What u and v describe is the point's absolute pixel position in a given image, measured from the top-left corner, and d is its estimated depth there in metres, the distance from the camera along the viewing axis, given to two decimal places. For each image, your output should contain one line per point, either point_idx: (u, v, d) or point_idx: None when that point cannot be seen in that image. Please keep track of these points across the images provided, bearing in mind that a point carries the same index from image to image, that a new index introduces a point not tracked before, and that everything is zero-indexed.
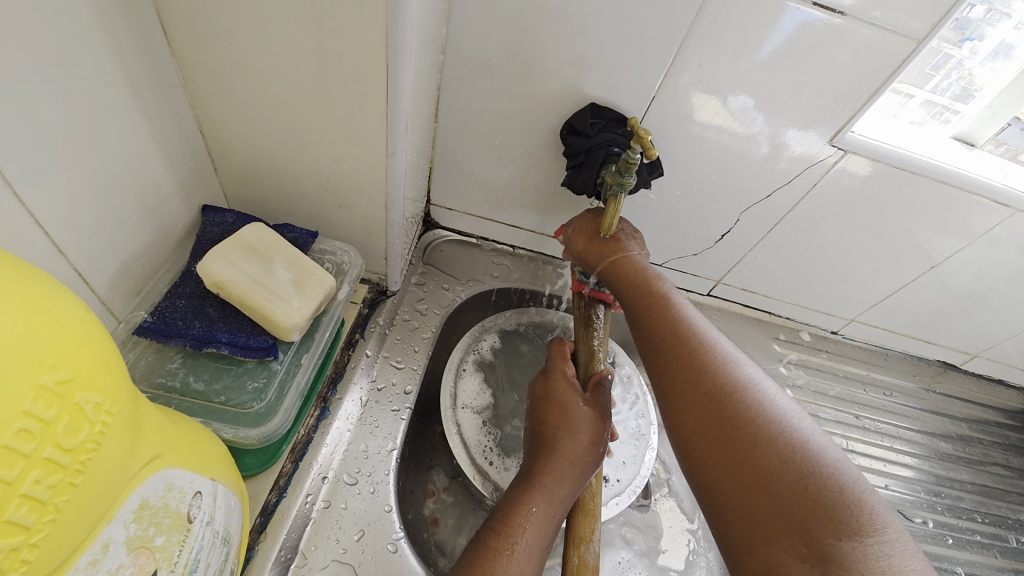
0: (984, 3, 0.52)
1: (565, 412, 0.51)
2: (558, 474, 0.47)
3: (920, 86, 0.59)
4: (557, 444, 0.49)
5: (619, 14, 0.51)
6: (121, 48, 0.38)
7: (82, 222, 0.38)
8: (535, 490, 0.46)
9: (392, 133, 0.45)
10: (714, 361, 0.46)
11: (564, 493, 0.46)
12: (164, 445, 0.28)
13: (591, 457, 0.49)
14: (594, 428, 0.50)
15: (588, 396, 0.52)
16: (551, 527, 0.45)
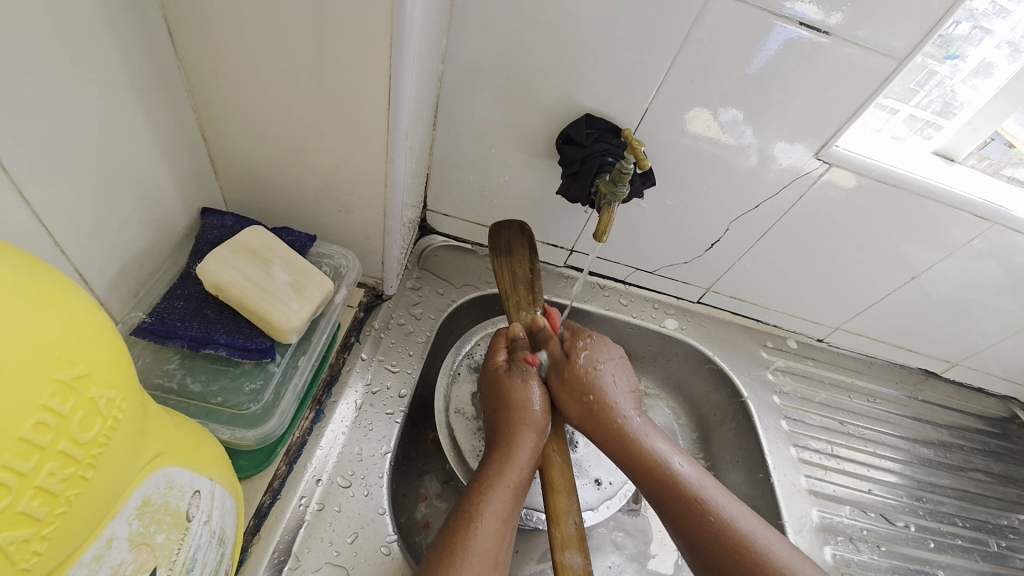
0: (970, 21, 0.55)
1: (500, 395, 0.56)
2: (505, 450, 0.51)
3: (905, 101, 0.62)
4: (498, 429, 0.53)
5: (614, 28, 0.52)
6: (127, 52, 0.38)
7: (84, 222, 0.38)
8: (489, 466, 0.50)
9: (392, 140, 0.46)
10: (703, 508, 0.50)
11: (518, 462, 0.50)
12: (167, 443, 0.29)
13: (534, 422, 0.53)
14: (529, 397, 0.55)
15: (517, 371, 0.58)
16: (518, 495, 0.48)
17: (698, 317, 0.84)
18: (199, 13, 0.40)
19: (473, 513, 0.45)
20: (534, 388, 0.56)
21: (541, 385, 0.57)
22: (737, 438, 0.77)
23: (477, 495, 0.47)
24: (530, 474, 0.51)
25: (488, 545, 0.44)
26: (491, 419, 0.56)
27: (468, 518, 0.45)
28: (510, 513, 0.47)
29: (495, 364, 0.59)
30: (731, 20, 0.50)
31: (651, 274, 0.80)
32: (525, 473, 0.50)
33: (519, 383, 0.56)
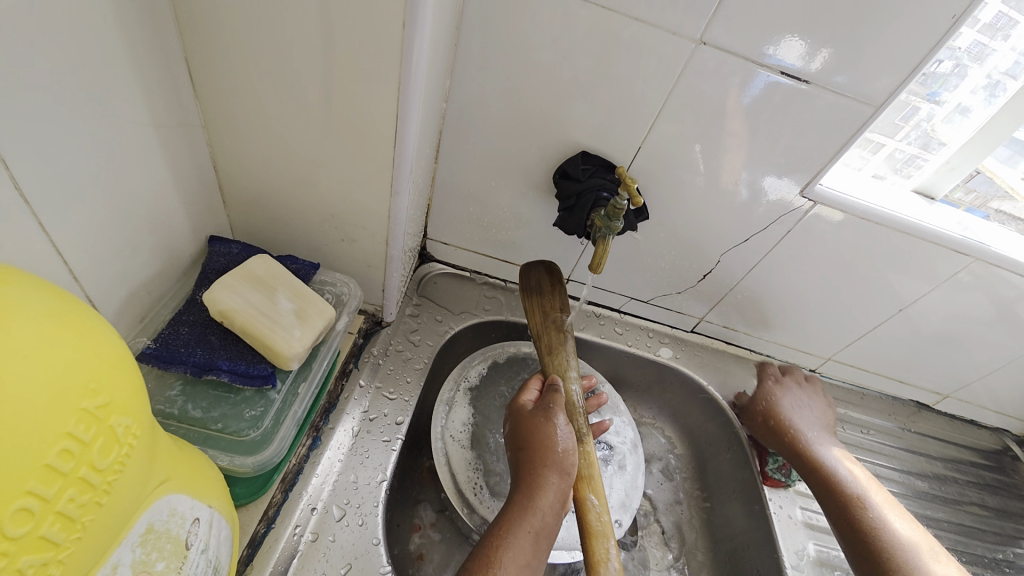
0: (952, 59, 0.59)
1: (524, 433, 0.55)
2: (527, 492, 0.49)
3: (891, 136, 0.66)
4: (521, 469, 0.52)
5: (609, 74, 0.56)
6: (149, 91, 0.41)
7: (97, 249, 0.39)
8: (510, 509, 0.48)
9: (397, 174, 0.48)
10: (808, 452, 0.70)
11: (541, 507, 0.48)
12: (171, 470, 0.29)
13: (558, 461, 0.51)
14: (553, 436, 0.53)
15: (541, 408, 0.56)
16: (538, 540, 0.47)
17: (692, 346, 0.85)
18: (220, 56, 0.42)
19: (492, 558, 0.45)
20: (558, 425, 0.54)
21: (564, 420, 0.55)
22: (733, 470, 0.76)
23: (496, 540, 0.46)
24: (554, 519, 0.49)
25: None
26: (516, 458, 0.54)
27: (486, 564, 0.44)
28: (529, 560, 0.46)
29: (523, 402, 0.58)
30: (718, 68, 0.54)
31: (646, 304, 0.81)
32: (548, 519, 0.48)
33: (545, 421, 0.55)
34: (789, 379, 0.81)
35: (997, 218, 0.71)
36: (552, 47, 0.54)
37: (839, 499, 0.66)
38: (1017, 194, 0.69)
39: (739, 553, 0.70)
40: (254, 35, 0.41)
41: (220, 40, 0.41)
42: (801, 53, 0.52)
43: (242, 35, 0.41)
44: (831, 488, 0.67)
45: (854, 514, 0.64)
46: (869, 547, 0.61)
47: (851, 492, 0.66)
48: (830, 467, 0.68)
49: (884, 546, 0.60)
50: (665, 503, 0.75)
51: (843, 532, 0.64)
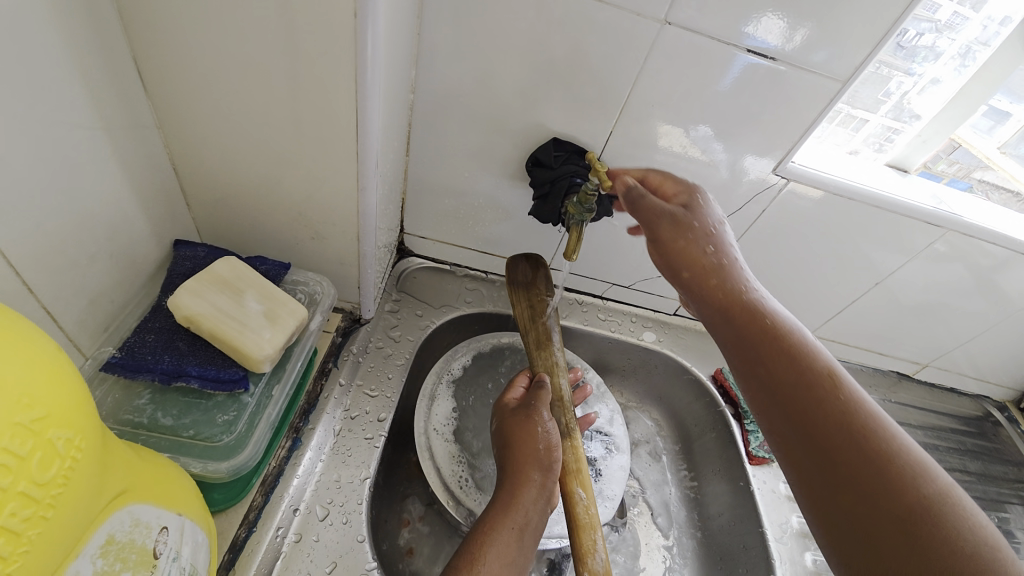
0: (933, 32, 0.58)
1: (506, 432, 0.54)
2: (511, 489, 0.49)
3: (873, 112, 0.66)
4: (505, 467, 0.51)
5: (576, 57, 0.55)
6: (96, 93, 0.39)
7: (53, 260, 0.38)
8: (491, 507, 0.47)
9: (362, 169, 0.48)
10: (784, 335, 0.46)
11: (524, 503, 0.48)
12: (131, 480, 0.29)
13: (542, 456, 0.51)
14: (536, 432, 0.53)
15: (523, 406, 0.56)
16: (521, 537, 0.46)
17: (676, 329, 0.85)
18: (169, 54, 0.41)
19: (472, 555, 0.43)
20: (542, 421, 0.53)
21: (548, 416, 0.54)
22: (718, 448, 0.76)
23: (476, 536, 0.45)
24: (538, 515, 0.48)
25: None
26: (500, 458, 0.54)
27: (467, 562, 0.43)
28: (515, 558, 0.45)
29: (507, 401, 0.58)
30: (685, 47, 0.53)
31: (628, 289, 0.81)
32: (532, 515, 0.48)
33: (527, 417, 0.54)
34: (717, 214, 0.55)
35: (981, 189, 0.72)
36: (517, 32, 0.53)
37: (794, 365, 0.45)
38: (993, 163, 0.70)
39: (726, 530, 0.71)
40: (203, 31, 0.39)
41: (167, 38, 0.40)
42: (779, 32, 0.52)
43: (191, 31, 0.39)
44: (763, 364, 0.46)
45: (815, 388, 0.43)
46: (838, 439, 0.41)
47: (818, 364, 0.45)
48: (778, 326, 0.47)
49: (862, 425, 0.41)
50: (652, 484, 0.76)
51: (786, 422, 0.43)
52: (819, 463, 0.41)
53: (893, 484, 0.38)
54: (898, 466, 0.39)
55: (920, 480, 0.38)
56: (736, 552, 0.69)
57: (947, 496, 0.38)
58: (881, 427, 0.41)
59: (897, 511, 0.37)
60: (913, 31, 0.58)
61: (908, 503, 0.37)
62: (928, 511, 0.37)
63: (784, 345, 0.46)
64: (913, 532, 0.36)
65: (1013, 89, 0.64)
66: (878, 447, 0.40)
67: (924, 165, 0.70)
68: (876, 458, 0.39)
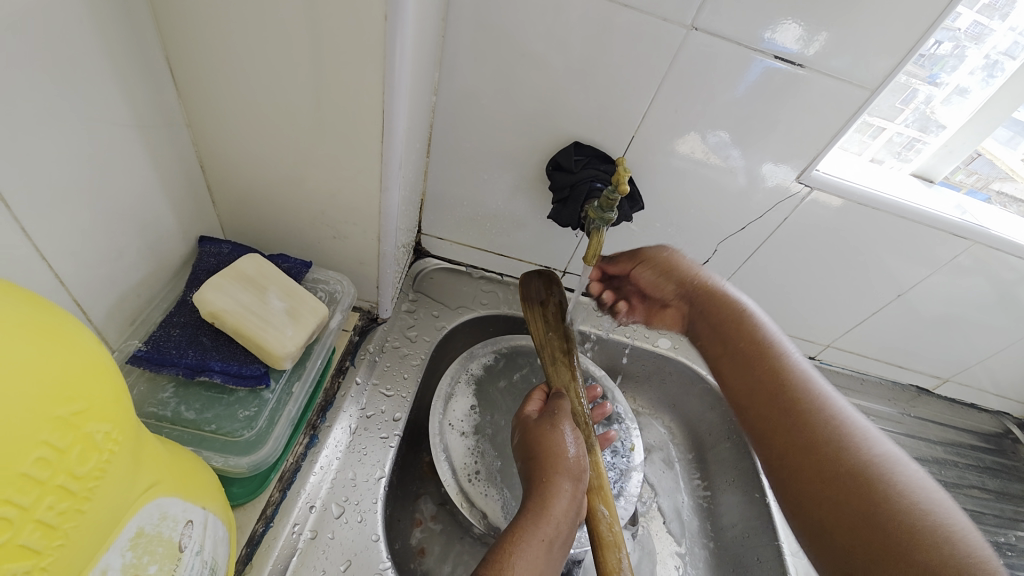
0: (953, 40, 0.58)
1: (530, 443, 0.54)
2: (540, 500, 0.48)
3: (891, 120, 0.65)
4: (531, 478, 0.51)
5: (600, 61, 0.55)
6: (128, 90, 0.40)
7: (83, 253, 0.39)
8: (518, 518, 0.47)
9: (385, 170, 0.48)
10: (750, 333, 0.58)
11: (553, 514, 0.47)
12: (160, 474, 0.29)
13: (570, 465, 0.51)
14: (563, 444, 0.52)
15: (545, 416, 0.56)
16: (550, 547, 0.45)
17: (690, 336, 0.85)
18: (199, 53, 0.42)
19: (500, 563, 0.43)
20: (567, 433, 0.53)
21: (571, 427, 0.54)
22: (734, 458, 0.75)
23: (504, 546, 0.44)
24: (568, 528, 0.48)
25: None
26: (525, 470, 0.53)
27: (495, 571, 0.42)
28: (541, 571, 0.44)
29: (526, 414, 0.58)
30: (710, 53, 0.53)
31: None
32: (562, 527, 0.47)
33: (550, 429, 0.54)
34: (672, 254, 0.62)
35: (999, 200, 0.70)
36: (542, 35, 0.53)
37: (757, 358, 0.57)
38: (1017, 175, 0.68)
39: (739, 541, 0.70)
40: (232, 30, 0.40)
41: (200, 39, 0.41)
42: (797, 37, 0.51)
43: (224, 31, 0.40)
44: (742, 363, 0.58)
45: (771, 376, 0.56)
46: (789, 425, 0.52)
47: (779, 356, 0.56)
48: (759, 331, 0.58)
49: (815, 413, 0.52)
50: (666, 490, 0.75)
51: (751, 414, 0.56)
52: (773, 450, 0.53)
53: (833, 458, 0.49)
54: (839, 445, 0.49)
55: (855, 455, 0.48)
56: (750, 564, 0.68)
57: (887, 463, 0.47)
58: (835, 411, 0.52)
59: (833, 469, 0.48)
60: (936, 39, 0.57)
61: (838, 473, 0.48)
62: (857, 477, 0.47)
63: (762, 345, 0.57)
64: (846, 499, 0.46)
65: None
66: (821, 432, 0.50)
67: (946, 175, 0.68)
68: (816, 439, 0.50)
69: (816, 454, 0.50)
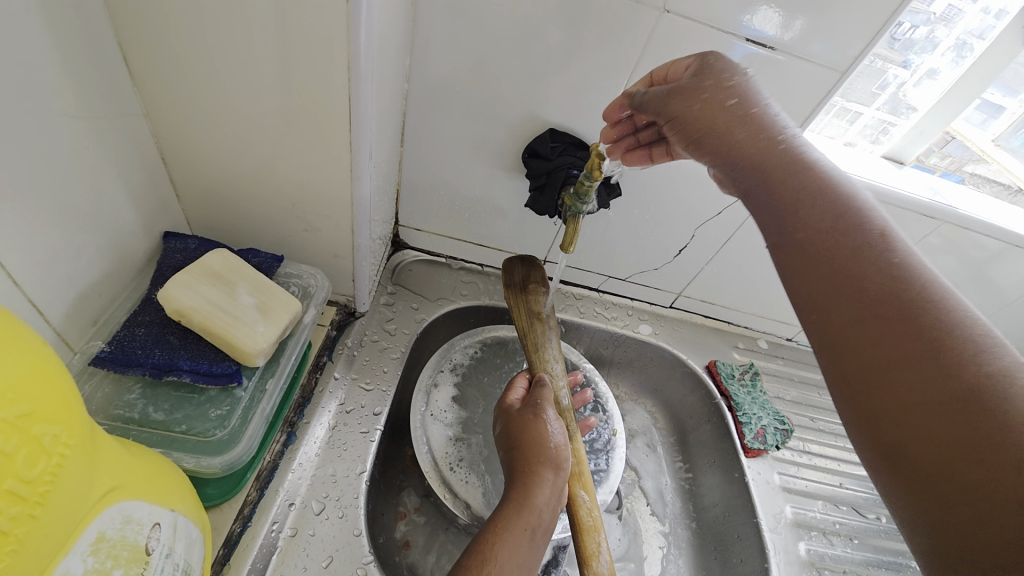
0: (927, 24, 0.58)
1: (512, 432, 0.54)
2: (523, 489, 0.48)
3: (867, 104, 0.66)
4: (513, 467, 0.51)
5: (574, 46, 0.54)
6: (80, 79, 0.38)
7: (39, 253, 0.37)
8: (501, 507, 0.47)
9: (356, 159, 0.47)
10: (810, 196, 0.40)
11: (537, 503, 0.47)
12: (122, 477, 0.28)
13: (553, 453, 0.51)
14: (546, 432, 0.53)
15: (528, 404, 0.56)
16: (533, 535, 0.46)
17: (671, 322, 0.85)
18: (154, 39, 0.40)
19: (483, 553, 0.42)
20: (550, 421, 0.54)
21: (554, 416, 0.55)
22: (714, 440, 0.77)
23: (487, 536, 0.44)
24: (549, 517, 0.48)
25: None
26: (507, 459, 0.53)
27: (478, 561, 0.42)
28: (524, 559, 0.44)
29: (508, 403, 0.58)
30: (683, 37, 0.53)
31: (624, 282, 0.81)
32: (544, 516, 0.47)
33: (533, 418, 0.54)
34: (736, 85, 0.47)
35: (972, 181, 0.72)
36: (514, 19, 0.52)
37: (834, 230, 0.38)
38: (988, 156, 0.70)
39: (721, 520, 0.71)
40: (187, 13, 0.38)
41: (154, 23, 0.39)
42: (777, 21, 0.51)
43: (179, 14, 0.38)
44: (799, 239, 0.40)
45: (860, 255, 0.37)
46: (886, 309, 0.35)
47: (862, 219, 0.39)
48: (818, 183, 0.41)
49: (917, 296, 0.35)
50: (649, 473, 0.77)
51: (837, 291, 0.37)
52: (877, 343, 0.35)
53: (942, 358, 0.32)
54: (956, 337, 0.33)
55: (983, 359, 0.31)
56: (731, 542, 0.69)
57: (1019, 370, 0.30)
58: (947, 305, 0.34)
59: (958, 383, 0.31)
60: (908, 23, 0.57)
61: (952, 380, 0.31)
62: (979, 387, 0.31)
63: (829, 201, 0.40)
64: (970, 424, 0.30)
65: (1008, 84, 0.64)
66: (932, 320, 0.33)
67: (918, 157, 0.70)
68: (929, 328, 0.33)
69: (937, 367, 0.32)
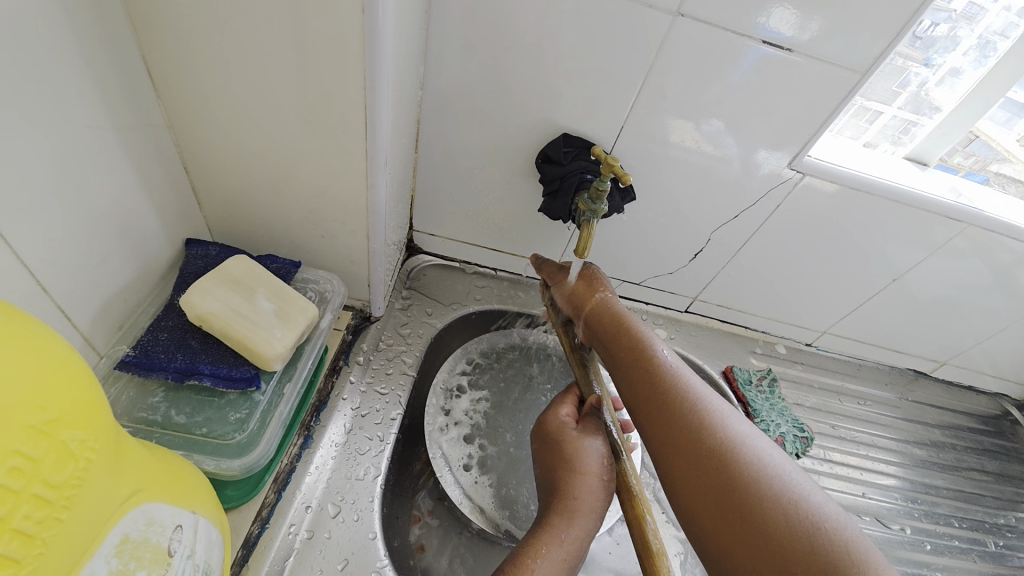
0: (948, 22, 0.57)
1: (562, 453, 0.52)
2: (567, 517, 0.47)
3: (888, 104, 0.64)
4: (559, 489, 0.49)
5: (587, 51, 0.54)
6: (106, 91, 0.39)
7: (66, 260, 0.39)
8: (545, 535, 0.46)
9: (371, 166, 0.47)
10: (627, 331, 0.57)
11: (575, 535, 0.46)
12: (145, 479, 0.29)
13: (601, 493, 0.49)
14: (599, 467, 0.50)
15: (585, 431, 0.53)
16: (568, 569, 0.45)
17: (686, 327, 0.84)
18: (177, 54, 0.41)
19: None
20: (601, 452, 0.51)
21: (605, 446, 0.52)
22: None
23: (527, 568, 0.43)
24: (585, 549, 0.47)
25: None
26: (551, 479, 0.51)
27: None
28: None
29: (558, 419, 0.55)
30: (698, 40, 0.52)
31: (638, 286, 0.81)
32: (582, 547, 0.47)
33: (583, 445, 0.52)
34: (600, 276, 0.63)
35: (999, 181, 0.70)
36: (528, 25, 0.53)
37: (641, 356, 0.54)
38: (1014, 156, 0.68)
39: None
40: (209, 27, 0.39)
41: (178, 39, 0.40)
42: (795, 23, 0.51)
43: (201, 29, 0.39)
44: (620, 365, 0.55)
45: (652, 372, 0.52)
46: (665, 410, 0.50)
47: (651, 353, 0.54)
48: (624, 328, 0.57)
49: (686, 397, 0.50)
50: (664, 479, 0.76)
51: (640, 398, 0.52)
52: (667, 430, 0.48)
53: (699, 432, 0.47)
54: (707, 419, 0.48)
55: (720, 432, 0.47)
56: None
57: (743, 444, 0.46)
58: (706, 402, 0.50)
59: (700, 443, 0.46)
60: (930, 21, 0.56)
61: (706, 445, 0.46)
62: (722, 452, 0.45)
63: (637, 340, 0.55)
64: (712, 470, 0.44)
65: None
66: (695, 410, 0.49)
67: (943, 157, 0.68)
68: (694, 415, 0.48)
69: (692, 436, 0.47)
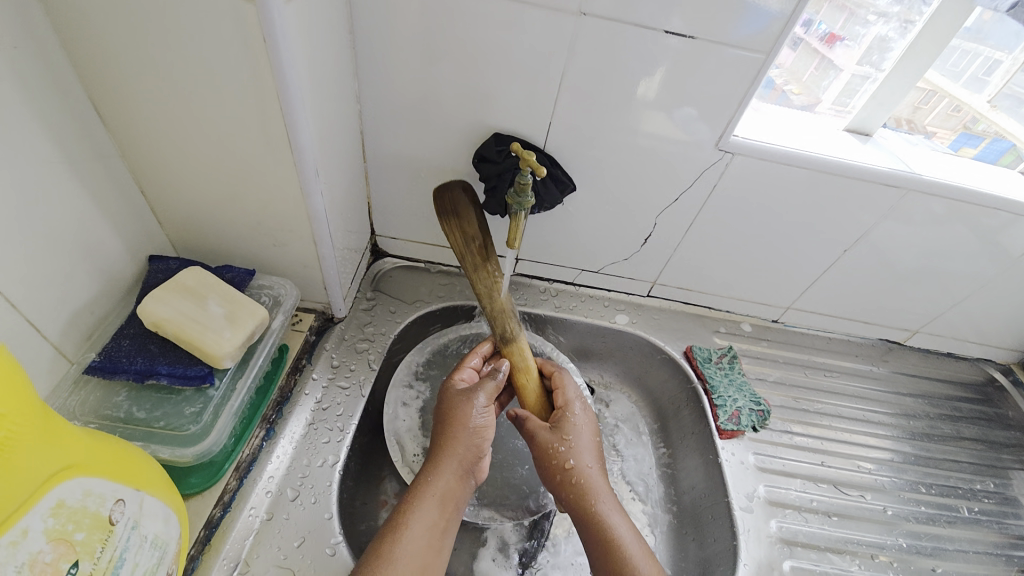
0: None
1: (443, 406, 0.58)
2: (437, 460, 0.54)
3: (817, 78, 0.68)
4: (437, 438, 0.56)
5: (503, 54, 0.57)
6: (54, 129, 0.44)
7: (31, 280, 0.44)
8: (423, 475, 0.53)
9: (303, 177, 0.52)
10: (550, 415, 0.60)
11: (445, 473, 0.53)
12: (83, 457, 0.34)
13: (472, 439, 0.55)
14: (470, 413, 0.56)
15: (467, 388, 0.59)
16: (443, 507, 0.52)
17: (649, 311, 0.86)
18: (118, 91, 0.46)
19: (399, 520, 0.50)
20: (476, 405, 0.57)
21: (483, 399, 0.58)
22: (693, 423, 0.77)
23: (407, 504, 0.51)
24: (460, 487, 0.53)
25: (414, 550, 0.48)
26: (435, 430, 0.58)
27: (392, 527, 0.50)
28: (439, 522, 0.51)
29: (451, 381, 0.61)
30: (605, 36, 0.55)
31: (597, 274, 0.83)
32: (456, 485, 0.53)
33: (463, 400, 0.58)
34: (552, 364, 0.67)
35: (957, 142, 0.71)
36: (446, 35, 0.56)
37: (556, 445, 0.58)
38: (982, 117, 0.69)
39: (697, 500, 0.72)
40: (140, 65, 0.44)
41: (117, 78, 0.45)
42: None
43: (134, 68, 0.44)
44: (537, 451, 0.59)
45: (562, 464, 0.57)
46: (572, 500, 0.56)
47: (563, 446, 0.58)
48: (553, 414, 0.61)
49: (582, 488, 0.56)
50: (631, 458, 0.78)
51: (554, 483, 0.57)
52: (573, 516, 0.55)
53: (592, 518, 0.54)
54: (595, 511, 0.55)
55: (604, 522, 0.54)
56: (706, 523, 0.70)
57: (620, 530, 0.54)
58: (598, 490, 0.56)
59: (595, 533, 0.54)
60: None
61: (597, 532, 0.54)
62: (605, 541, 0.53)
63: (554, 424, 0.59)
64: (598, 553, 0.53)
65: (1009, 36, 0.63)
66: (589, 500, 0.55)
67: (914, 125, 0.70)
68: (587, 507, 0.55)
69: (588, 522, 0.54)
